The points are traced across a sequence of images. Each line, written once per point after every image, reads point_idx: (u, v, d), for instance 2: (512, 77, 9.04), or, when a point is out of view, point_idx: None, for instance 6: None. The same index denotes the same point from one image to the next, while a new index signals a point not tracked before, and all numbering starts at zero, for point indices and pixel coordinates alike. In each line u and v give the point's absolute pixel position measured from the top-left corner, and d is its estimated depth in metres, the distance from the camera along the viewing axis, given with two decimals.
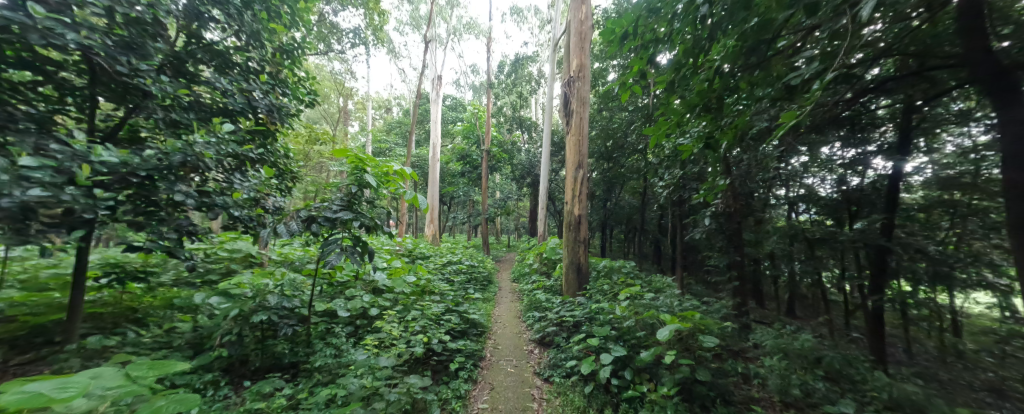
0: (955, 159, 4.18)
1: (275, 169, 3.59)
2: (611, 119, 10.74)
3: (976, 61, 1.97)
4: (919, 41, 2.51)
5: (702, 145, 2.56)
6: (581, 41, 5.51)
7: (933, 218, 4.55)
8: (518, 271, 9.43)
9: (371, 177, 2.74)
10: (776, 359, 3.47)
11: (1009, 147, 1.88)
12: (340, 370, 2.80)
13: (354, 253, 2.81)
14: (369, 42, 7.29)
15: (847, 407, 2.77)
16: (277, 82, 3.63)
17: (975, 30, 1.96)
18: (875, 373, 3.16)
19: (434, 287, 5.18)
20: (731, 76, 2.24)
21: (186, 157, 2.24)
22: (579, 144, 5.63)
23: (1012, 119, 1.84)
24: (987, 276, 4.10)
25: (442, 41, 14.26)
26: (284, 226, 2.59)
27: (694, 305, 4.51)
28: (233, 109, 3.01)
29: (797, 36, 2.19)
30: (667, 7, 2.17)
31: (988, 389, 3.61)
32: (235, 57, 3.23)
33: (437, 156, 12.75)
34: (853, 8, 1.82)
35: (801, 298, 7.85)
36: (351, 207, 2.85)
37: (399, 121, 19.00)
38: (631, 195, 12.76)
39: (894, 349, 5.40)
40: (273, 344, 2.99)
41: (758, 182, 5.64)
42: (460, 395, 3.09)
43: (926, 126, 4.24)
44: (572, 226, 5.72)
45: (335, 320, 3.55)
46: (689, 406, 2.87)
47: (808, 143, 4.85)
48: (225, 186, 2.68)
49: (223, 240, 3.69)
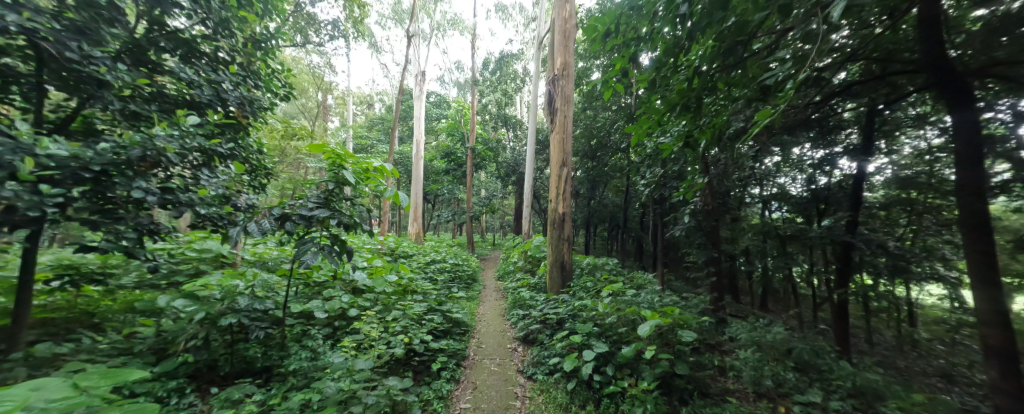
0: (912, 160, 4.48)
1: (247, 165, 3.42)
2: (595, 118, 10.91)
3: (931, 67, 2.09)
4: (882, 47, 2.72)
5: (681, 143, 2.62)
6: (566, 39, 5.53)
7: (892, 215, 4.90)
8: (502, 269, 9.41)
9: (350, 174, 2.64)
10: (750, 351, 3.57)
11: (961, 148, 2.04)
12: (317, 374, 2.69)
13: (332, 252, 2.70)
14: (349, 35, 7.05)
15: (815, 396, 2.88)
16: (248, 74, 3.46)
17: (931, 38, 2.08)
18: (840, 363, 3.33)
19: (416, 286, 5.10)
20: (709, 76, 2.28)
21: (146, 151, 2.09)
22: (563, 142, 5.64)
23: (963, 123, 2.00)
24: (940, 268, 4.41)
25: (425, 36, 14.04)
26: (255, 224, 2.48)
27: (673, 301, 4.64)
28: (201, 101, 2.86)
29: (772, 38, 2.27)
30: (649, 7, 2.18)
31: (940, 375, 3.88)
32: (203, 47, 3.07)
33: (421, 153, 12.51)
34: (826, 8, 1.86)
35: (773, 293, 8.22)
36: (328, 204, 2.73)
37: (381, 118, 18.56)
38: (614, 193, 12.97)
39: (857, 340, 5.72)
40: (244, 348, 2.85)
41: (735, 181, 5.85)
42: (443, 396, 3.06)
43: (888, 129, 4.40)
44: (556, 224, 5.76)
45: (312, 322, 3.44)
46: (667, 399, 2.94)
47: (780, 143, 5.00)
48: (191, 182, 2.53)
49: (191, 240, 3.51)
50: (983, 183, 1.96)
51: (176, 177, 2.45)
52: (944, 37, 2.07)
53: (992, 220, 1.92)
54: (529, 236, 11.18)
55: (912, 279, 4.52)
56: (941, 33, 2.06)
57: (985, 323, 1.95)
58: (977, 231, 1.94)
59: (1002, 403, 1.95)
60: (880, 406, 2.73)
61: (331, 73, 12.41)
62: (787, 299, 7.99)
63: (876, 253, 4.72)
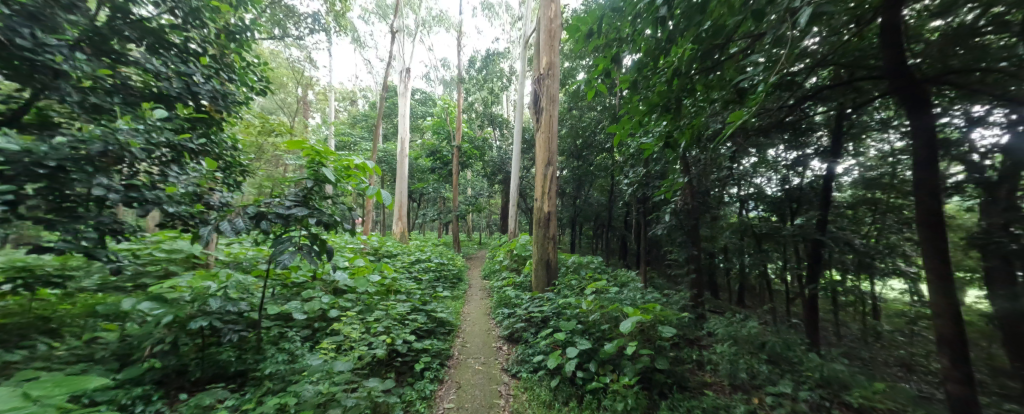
0: (877, 162, 4.77)
1: (220, 161, 3.28)
2: (581, 118, 11.02)
3: (893, 74, 2.22)
4: (849, 54, 2.88)
5: (662, 144, 2.68)
6: (551, 39, 5.55)
7: (858, 214, 5.23)
8: (488, 268, 9.39)
9: (330, 171, 2.57)
10: (727, 345, 3.68)
11: (918, 150, 2.17)
12: (294, 377, 2.60)
13: (310, 252, 2.59)
14: (330, 28, 6.84)
15: (786, 387, 3.00)
16: (221, 66, 3.31)
17: (892, 45, 2.20)
18: (809, 355, 3.48)
19: (400, 286, 5.03)
20: (688, 78, 2.33)
21: (108, 146, 1.98)
22: (549, 141, 5.67)
23: (920, 126, 2.14)
24: (901, 264, 4.84)
25: (410, 32, 13.81)
26: (228, 223, 2.34)
27: (655, 297, 4.75)
28: (169, 95, 2.72)
29: (747, 42, 2.34)
30: (630, 8, 2.21)
31: (900, 364, 4.13)
32: (172, 37, 2.93)
33: (406, 151, 12.29)
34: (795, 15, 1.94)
35: (750, 289, 8.53)
36: (306, 202, 2.63)
37: (364, 115, 18.18)
38: (599, 193, 13.13)
39: (826, 333, 6.01)
40: (215, 352, 2.73)
41: (714, 181, 6.02)
42: (425, 396, 3.02)
43: (855, 131, 4.63)
44: (541, 223, 5.79)
45: (290, 324, 3.35)
46: (648, 394, 3.01)
47: (756, 145, 5.19)
48: (158, 180, 2.41)
49: (160, 240, 3.35)
50: (938, 184, 2.10)
51: (142, 173, 2.32)
52: (904, 45, 2.19)
53: (945, 216, 2.06)
54: (515, 235, 11.19)
55: (876, 273, 4.90)
56: (901, 42, 2.18)
57: (938, 316, 2.11)
58: (932, 228, 2.09)
59: (954, 390, 2.12)
60: (846, 394, 2.87)
61: (312, 68, 12.05)
62: (762, 295, 8.31)
63: (844, 251, 4.97)
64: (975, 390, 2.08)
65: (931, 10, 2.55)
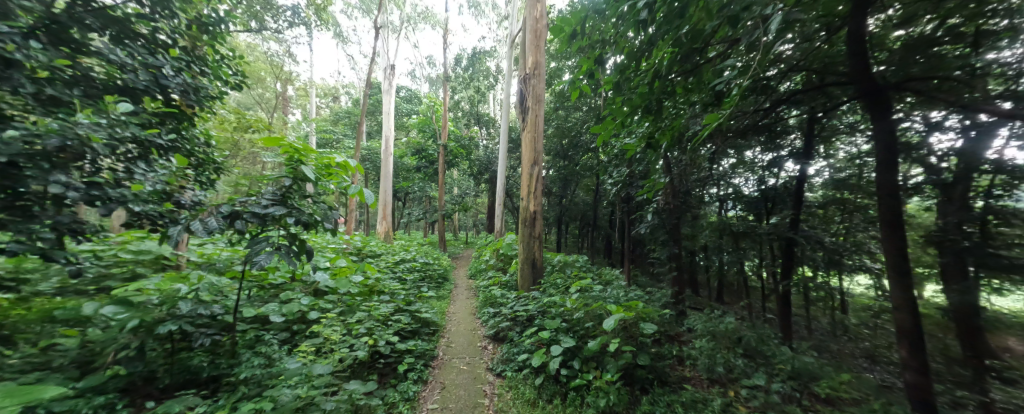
0: (844, 164, 5.14)
1: (192, 158, 3.14)
2: (567, 118, 11.13)
3: (859, 81, 2.36)
4: (819, 60, 3.04)
5: (644, 145, 2.75)
6: (537, 39, 5.57)
7: (828, 214, 5.47)
8: (474, 267, 9.35)
9: (310, 169, 2.49)
10: (705, 341, 3.79)
11: (882, 153, 2.32)
12: (271, 381, 2.52)
13: (289, 252, 2.49)
14: (311, 22, 6.64)
15: (760, 380, 3.12)
16: (192, 59, 3.17)
17: (858, 53, 2.32)
18: (781, 349, 3.63)
19: (383, 287, 4.96)
20: (667, 81, 2.39)
21: (66, 141, 1.85)
22: (535, 141, 5.68)
23: (883, 131, 2.28)
24: (867, 261, 5.09)
25: (395, 28, 13.58)
26: (200, 222, 2.22)
27: (638, 295, 4.85)
28: (135, 88, 2.57)
29: (725, 46, 2.41)
30: (612, 11, 2.24)
31: (865, 356, 4.36)
32: (139, 28, 2.79)
33: (391, 149, 12.07)
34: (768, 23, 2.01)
35: (728, 285, 8.83)
36: (284, 201, 2.52)
37: (347, 112, 17.78)
38: (585, 192, 13.27)
39: (799, 327, 6.28)
40: (187, 357, 2.61)
41: (695, 182, 6.19)
42: (409, 398, 2.99)
43: (826, 135, 4.90)
44: (527, 222, 5.80)
45: (267, 327, 3.24)
46: (630, 390, 3.06)
47: (734, 146, 5.39)
48: (123, 177, 2.28)
49: (126, 241, 3.19)
50: (897, 186, 2.26)
51: (105, 170, 2.18)
52: (869, 52, 2.31)
53: (905, 217, 2.22)
54: (501, 234, 11.18)
55: (845, 270, 5.16)
56: (867, 49, 2.30)
57: (898, 309, 2.27)
58: (893, 227, 2.25)
59: (911, 379, 2.29)
60: (814, 385, 3.02)
61: (292, 63, 11.62)
62: (740, 292, 8.62)
63: (815, 248, 5.20)
64: (929, 378, 2.26)
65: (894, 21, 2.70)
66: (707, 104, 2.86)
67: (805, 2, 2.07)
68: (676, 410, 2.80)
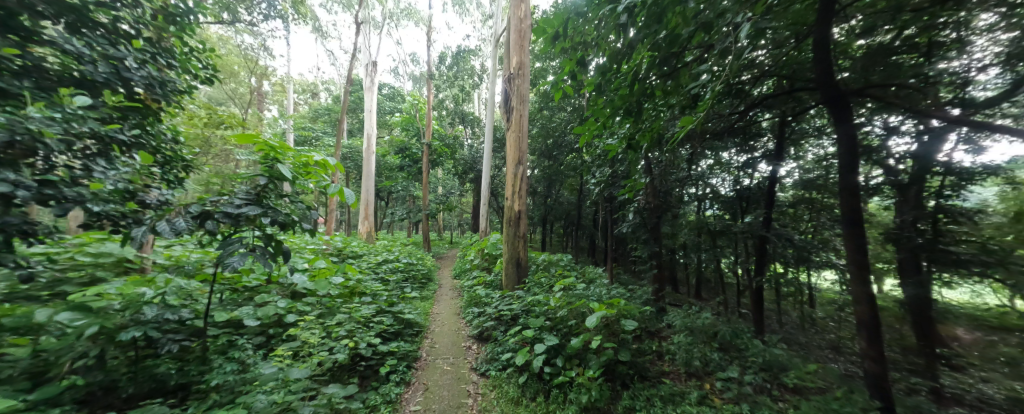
0: (812, 165, 5.44)
1: (157, 155, 2.98)
2: (551, 118, 11.20)
3: (824, 89, 2.52)
4: (789, 66, 3.21)
5: (625, 145, 2.82)
6: (521, 39, 5.57)
7: (799, 213, 5.78)
8: (459, 267, 9.28)
9: (286, 167, 2.40)
10: (683, 336, 3.91)
11: (844, 156, 2.49)
12: (245, 387, 2.44)
13: (264, 254, 2.39)
14: (287, 16, 6.40)
15: (733, 372, 3.25)
16: (156, 50, 2.99)
17: (823, 61, 2.46)
18: (753, 342, 3.78)
19: (365, 288, 4.86)
20: (647, 83, 2.45)
21: (15, 136, 1.71)
22: (519, 141, 5.69)
23: (845, 137, 2.47)
24: (833, 258, 5.38)
25: (377, 24, 13.28)
26: (166, 223, 2.09)
27: (619, 292, 4.94)
28: (94, 80, 2.41)
29: (701, 51, 2.48)
30: (594, 12, 2.26)
31: (830, 348, 4.61)
32: (98, 16, 2.62)
33: (373, 147, 11.78)
34: (750, 36, 2.15)
35: (706, 282, 9.13)
36: (259, 201, 2.41)
37: (327, 109, 17.27)
38: (569, 192, 13.41)
39: (771, 321, 6.56)
40: (153, 365, 2.44)
41: (675, 182, 6.36)
42: (390, 400, 2.94)
43: (795, 138, 5.17)
44: (512, 221, 5.81)
45: (241, 331, 3.11)
46: (611, 385, 3.11)
47: (711, 148, 5.62)
48: (81, 175, 2.13)
49: (84, 243, 2.99)
50: (858, 187, 2.45)
51: (60, 167, 2.03)
52: (833, 61, 2.46)
53: (865, 220, 2.44)
54: (486, 234, 11.14)
55: (812, 266, 5.49)
56: (831, 58, 2.45)
57: (859, 303, 2.48)
58: (854, 225, 2.45)
59: (870, 367, 2.49)
60: (783, 376, 3.17)
61: (268, 57, 11.14)
62: (717, 288, 8.93)
63: (786, 246, 5.42)
64: (885, 366, 2.47)
65: (857, 30, 2.87)
66: (676, 107, 2.86)
67: (775, 11, 2.17)
68: (656, 404, 2.87)
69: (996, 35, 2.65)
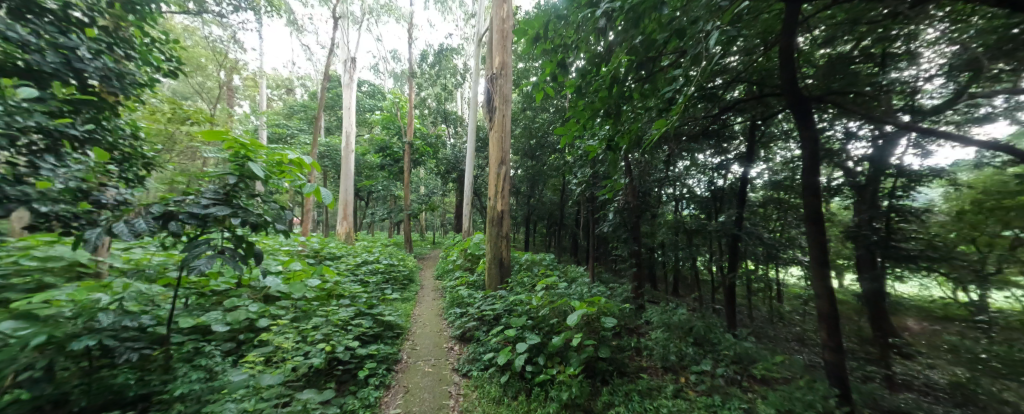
0: (781, 167, 5.73)
1: (114, 152, 2.79)
2: (534, 119, 11.25)
3: (789, 95, 2.66)
4: (758, 72, 3.37)
5: (605, 146, 2.87)
6: (503, 39, 5.57)
7: (768, 212, 6.06)
8: (442, 267, 9.18)
9: (258, 166, 2.30)
10: (660, 331, 4.03)
11: (807, 159, 2.63)
12: (213, 396, 2.33)
13: (234, 256, 2.27)
14: (260, 8, 6.14)
15: (706, 366, 3.38)
16: (113, 40, 2.80)
17: (789, 69, 2.59)
18: (725, 336, 3.94)
19: (344, 290, 4.74)
20: (624, 86, 2.51)
21: None
22: (502, 142, 5.69)
23: (807, 140, 2.61)
24: (799, 255, 5.67)
25: (356, 20, 12.93)
26: (125, 224, 1.95)
27: (600, 290, 5.03)
28: (41, 70, 2.22)
29: (676, 57, 2.57)
30: (573, 15, 2.29)
31: (796, 340, 4.87)
32: (45, 2, 2.43)
33: (352, 146, 11.46)
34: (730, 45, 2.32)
35: (683, 279, 9.41)
36: (228, 201, 2.30)
37: (303, 106, 16.70)
38: (552, 192, 13.55)
39: (743, 315, 6.84)
40: (109, 375, 2.20)
41: (653, 182, 6.54)
42: (369, 404, 2.88)
43: (765, 141, 5.44)
44: (495, 221, 5.80)
45: (208, 338, 2.97)
46: (591, 382, 3.17)
47: (687, 149, 5.82)
48: (25, 173, 1.98)
49: (29, 246, 2.76)
50: (819, 188, 2.60)
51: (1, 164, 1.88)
52: (797, 68, 2.60)
53: (825, 219, 2.59)
54: (469, 234, 11.07)
55: (780, 263, 5.77)
56: (796, 65, 2.58)
57: (820, 297, 2.63)
58: (815, 224, 2.60)
59: (830, 358, 2.65)
60: (752, 368, 3.32)
61: (239, 51, 10.63)
62: (693, 285, 9.23)
63: (756, 244, 5.67)
64: (842, 356, 2.64)
65: (819, 40, 3.05)
66: (652, 110, 2.95)
67: (746, 20, 2.27)
68: (633, 398, 2.94)
69: (941, 47, 2.87)
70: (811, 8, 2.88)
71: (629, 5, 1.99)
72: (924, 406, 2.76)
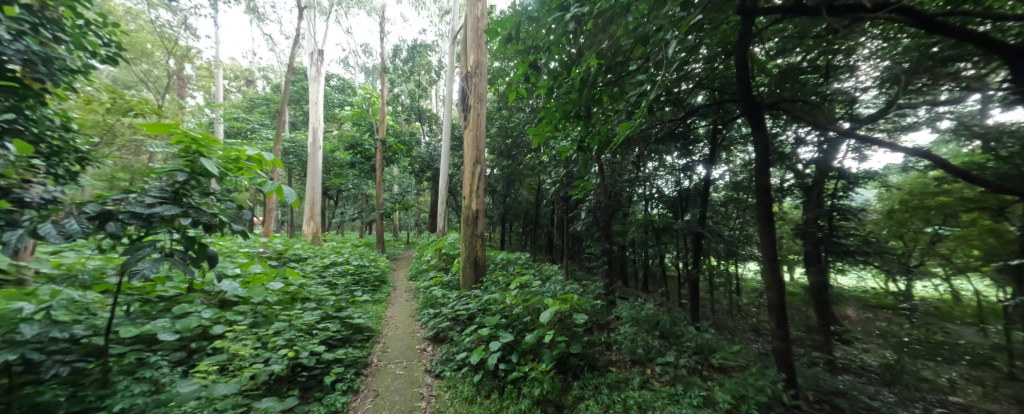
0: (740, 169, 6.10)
1: (40, 145, 2.50)
2: (509, 119, 11.27)
3: (744, 101, 2.84)
4: (718, 79, 3.58)
5: (576, 147, 2.93)
6: (478, 36, 5.52)
7: (728, 211, 6.43)
8: (415, 268, 8.99)
9: (213, 162, 2.16)
10: (630, 325, 4.18)
11: (760, 162, 2.82)
12: (158, 410, 2.15)
13: (185, 259, 2.10)
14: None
15: (670, 357, 3.54)
16: (39, 21, 2.51)
17: (744, 77, 2.77)
18: (689, 329, 4.15)
19: (309, 293, 4.53)
20: (594, 88, 2.57)
21: None
22: (477, 140, 5.66)
23: (759, 144, 2.82)
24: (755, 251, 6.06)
25: (324, 11, 12.37)
26: (53, 225, 1.75)
27: (573, 288, 5.13)
28: None
29: (642, 61, 2.67)
30: (544, 16, 2.32)
31: (752, 331, 5.20)
32: None
33: (319, 142, 10.95)
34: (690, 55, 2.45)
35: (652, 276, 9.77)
36: (177, 199, 2.11)
37: (266, 99, 15.79)
38: (527, 191, 13.66)
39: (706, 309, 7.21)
40: (34, 393, 1.93)
41: (624, 182, 6.74)
42: (336, 410, 2.77)
43: (726, 144, 5.75)
44: (469, 220, 5.75)
45: (154, 347, 2.74)
46: (562, 377, 3.24)
47: (655, 151, 6.05)
48: None
49: None
50: (769, 188, 2.80)
51: None
52: (752, 76, 2.78)
53: (774, 217, 2.80)
54: (443, 233, 10.90)
55: (738, 258, 6.14)
56: (751, 73, 2.77)
57: (771, 289, 2.85)
58: (766, 222, 2.81)
59: (778, 346, 2.87)
60: (712, 358, 3.52)
61: (192, 38, 9.86)
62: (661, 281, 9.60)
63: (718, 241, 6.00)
64: (790, 344, 2.86)
65: (771, 52, 3.29)
66: (620, 112, 3.04)
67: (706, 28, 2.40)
68: (602, 391, 3.03)
69: (875, 62, 3.18)
70: (765, 21, 3.08)
71: (597, 8, 2.04)
72: (858, 387, 3.06)
